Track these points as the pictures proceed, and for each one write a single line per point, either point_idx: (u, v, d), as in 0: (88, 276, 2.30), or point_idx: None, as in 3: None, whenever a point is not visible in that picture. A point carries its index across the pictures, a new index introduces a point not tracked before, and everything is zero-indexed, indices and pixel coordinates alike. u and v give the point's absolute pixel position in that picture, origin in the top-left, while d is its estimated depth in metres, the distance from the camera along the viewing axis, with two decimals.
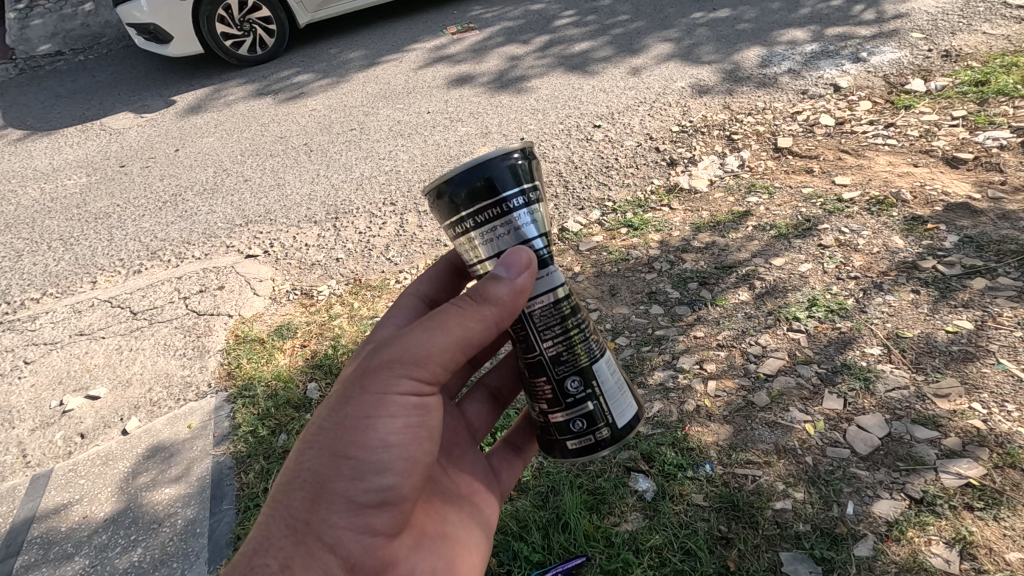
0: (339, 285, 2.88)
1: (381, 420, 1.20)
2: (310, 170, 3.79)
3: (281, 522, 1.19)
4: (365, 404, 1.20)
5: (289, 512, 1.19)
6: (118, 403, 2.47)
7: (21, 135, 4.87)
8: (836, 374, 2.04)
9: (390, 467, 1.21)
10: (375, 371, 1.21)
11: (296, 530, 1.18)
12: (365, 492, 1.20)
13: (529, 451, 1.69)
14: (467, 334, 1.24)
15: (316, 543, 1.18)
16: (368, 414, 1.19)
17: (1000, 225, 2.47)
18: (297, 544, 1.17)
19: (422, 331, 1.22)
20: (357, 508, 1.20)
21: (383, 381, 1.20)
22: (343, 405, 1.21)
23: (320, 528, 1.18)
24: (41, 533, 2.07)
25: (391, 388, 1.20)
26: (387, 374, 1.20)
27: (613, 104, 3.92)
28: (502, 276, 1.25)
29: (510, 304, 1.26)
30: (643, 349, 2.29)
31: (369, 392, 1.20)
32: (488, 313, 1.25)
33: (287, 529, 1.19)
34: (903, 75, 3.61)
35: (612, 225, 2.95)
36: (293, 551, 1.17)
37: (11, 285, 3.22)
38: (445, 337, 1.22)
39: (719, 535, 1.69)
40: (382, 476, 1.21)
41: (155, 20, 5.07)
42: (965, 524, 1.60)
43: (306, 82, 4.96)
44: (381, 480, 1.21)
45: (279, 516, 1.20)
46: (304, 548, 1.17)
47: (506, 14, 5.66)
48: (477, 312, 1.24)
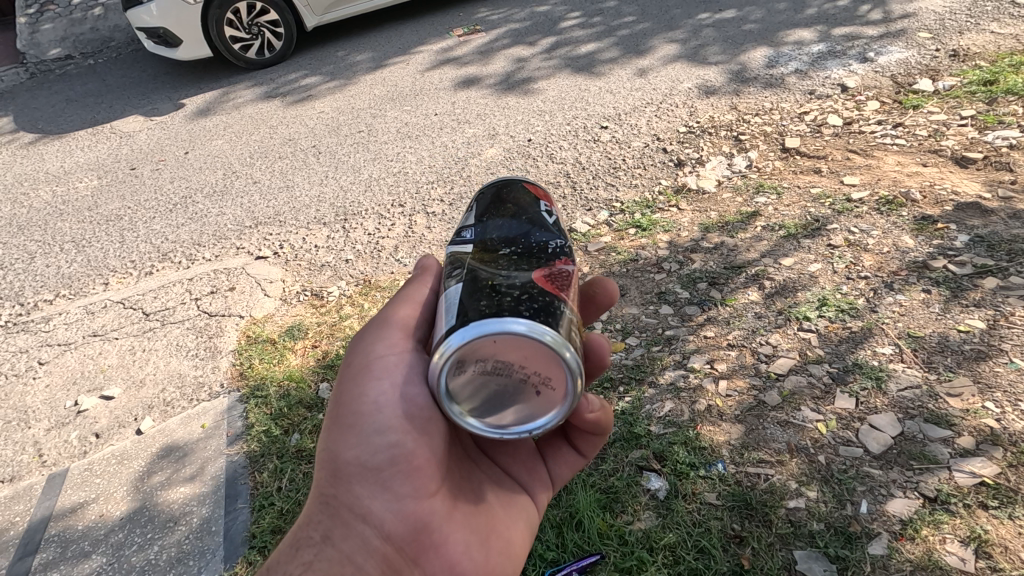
0: (349, 286, 2.90)
1: (371, 384, 1.20)
2: (318, 171, 3.82)
3: (317, 501, 1.23)
4: (355, 375, 1.22)
5: (320, 491, 1.23)
6: (132, 403, 2.50)
7: (33, 138, 4.91)
8: (847, 374, 2.04)
9: (390, 423, 1.16)
10: (357, 350, 1.26)
11: (328, 504, 1.20)
12: (373, 455, 1.17)
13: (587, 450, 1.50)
14: (416, 294, 1.31)
15: (348, 514, 1.18)
16: (359, 382, 1.21)
17: (1010, 224, 2.46)
18: (331, 517, 1.19)
19: (379, 311, 1.30)
20: (372, 472, 1.17)
21: (363, 354, 1.24)
22: (340, 384, 1.25)
23: (346, 497, 1.19)
24: (58, 531, 2.09)
25: (372, 355, 1.22)
26: (364, 347, 1.25)
27: (620, 106, 3.93)
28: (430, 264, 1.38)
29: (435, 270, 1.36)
30: (653, 349, 2.30)
31: (355, 366, 1.23)
32: (421, 282, 1.33)
33: (322, 505, 1.21)
34: (911, 75, 3.60)
35: (620, 225, 2.96)
36: (330, 524, 1.19)
37: (25, 287, 3.25)
38: (392, 305, 1.29)
39: (733, 534, 1.69)
40: (382, 435, 1.17)
41: (165, 24, 5.14)
42: (979, 523, 1.60)
43: (313, 85, 4.99)
44: (383, 440, 1.17)
45: (315, 497, 1.23)
46: (339, 519, 1.19)
47: (511, 16, 5.68)
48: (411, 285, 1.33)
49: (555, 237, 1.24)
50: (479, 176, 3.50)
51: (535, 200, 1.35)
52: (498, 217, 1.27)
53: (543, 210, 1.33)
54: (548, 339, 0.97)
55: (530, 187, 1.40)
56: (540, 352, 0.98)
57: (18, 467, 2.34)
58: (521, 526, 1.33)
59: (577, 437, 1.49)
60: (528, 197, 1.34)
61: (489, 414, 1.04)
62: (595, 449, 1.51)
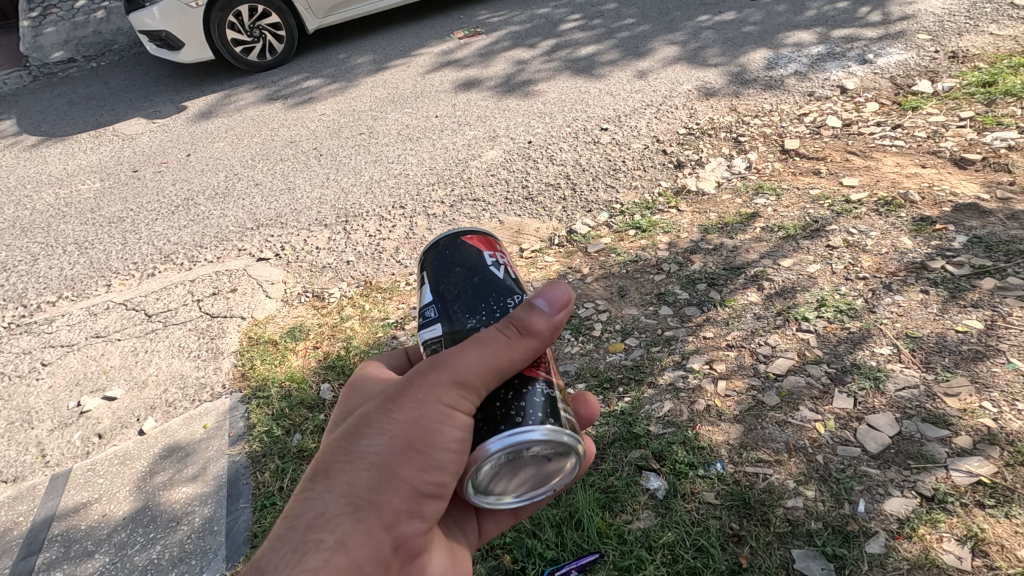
0: (349, 287, 2.92)
1: (448, 426, 1.06)
2: (320, 174, 3.84)
3: (339, 499, 1.03)
4: (436, 407, 1.06)
5: (349, 490, 1.03)
6: (135, 403, 2.51)
7: (36, 141, 4.94)
8: (846, 374, 2.05)
9: (451, 465, 1.06)
10: (444, 379, 1.08)
11: (356, 507, 1.02)
12: (424, 484, 1.05)
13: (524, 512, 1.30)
14: (512, 362, 1.11)
15: (375, 522, 1.03)
16: (439, 418, 1.05)
17: (1008, 224, 2.48)
18: (355, 522, 1.02)
19: (480, 350, 1.10)
20: (414, 499, 1.05)
21: (451, 393, 1.07)
22: (414, 401, 1.07)
23: (380, 510, 1.03)
24: (61, 531, 2.10)
25: (457, 400, 1.07)
26: (456, 388, 1.08)
27: (620, 107, 3.95)
28: (554, 316, 1.16)
29: (551, 338, 1.16)
30: (653, 350, 2.31)
31: (440, 398, 1.06)
32: (522, 338, 1.12)
33: (346, 507, 1.03)
34: (910, 76, 3.62)
35: (620, 226, 2.98)
36: (351, 527, 1.01)
37: (28, 289, 3.27)
38: (497, 359, 1.10)
39: (732, 533, 1.70)
40: (440, 472, 1.05)
41: (167, 27, 5.15)
42: (976, 522, 1.61)
43: (314, 88, 5.01)
44: (438, 477, 1.06)
45: (336, 492, 1.04)
46: (364, 526, 1.02)
47: (512, 18, 5.70)
48: (523, 339, 1.12)
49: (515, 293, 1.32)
50: (480, 178, 3.52)
51: (485, 251, 1.36)
52: (461, 291, 1.28)
53: (489, 259, 1.35)
54: (571, 436, 1.10)
55: (472, 235, 1.39)
56: (565, 450, 1.10)
57: (21, 468, 2.36)
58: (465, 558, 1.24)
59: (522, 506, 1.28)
60: (478, 255, 1.35)
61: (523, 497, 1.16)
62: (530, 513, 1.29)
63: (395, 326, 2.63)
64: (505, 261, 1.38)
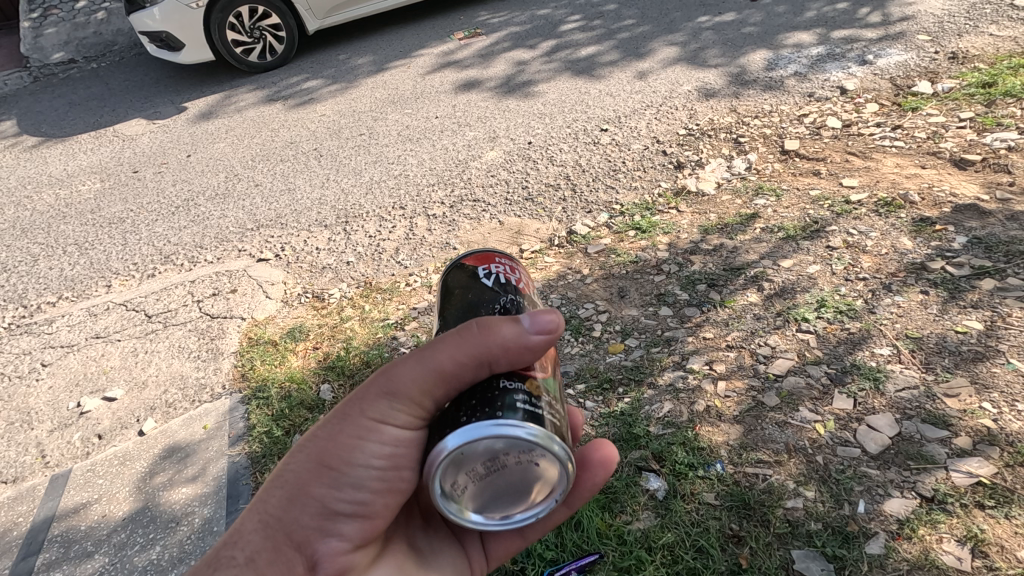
0: (350, 288, 2.92)
1: (367, 442, 1.13)
2: (320, 174, 3.84)
3: (257, 517, 1.15)
4: (358, 422, 1.13)
5: (264, 509, 1.15)
6: (135, 404, 2.51)
7: (36, 142, 4.94)
8: (846, 374, 2.05)
9: (370, 482, 1.15)
10: (372, 393, 1.13)
11: (267, 524, 1.14)
12: (338, 503, 1.14)
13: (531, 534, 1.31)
14: (455, 370, 1.08)
15: (286, 540, 1.13)
16: (356, 435, 1.13)
17: (1008, 225, 2.48)
18: (266, 539, 1.13)
19: (416, 360, 1.10)
20: (328, 518, 1.14)
21: (378, 408, 1.12)
22: (337, 418, 1.16)
23: (290, 528, 1.14)
24: (61, 531, 2.10)
25: (384, 415, 1.12)
26: (383, 402, 1.12)
27: (620, 108, 3.95)
28: (522, 326, 1.11)
29: (514, 350, 1.09)
30: (653, 350, 2.31)
31: (363, 413, 1.13)
32: (468, 344, 1.08)
33: (260, 524, 1.15)
34: (909, 77, 3.62)
35: (620, 227, 2.98)
36: (261, 545, 1.13)
37: (28, 289, 3.27)
38: (434, 368, 1.09)
39: (731, 533, 1.70)
40: (357, 490, 1.15)
41: (167, 28, 5.16)
42: (976, 522, 1.61)
43: (314, 89, 5.01)
44: (355, 495, 1.15)
45: (257, 509, 1.16)
46: (273, 543, 1.13)
47: (512, 19, 5.70)
48: (472, 343, 1.07)
49: (515, 301, 1.28)
50: (480, 179, 3.52)
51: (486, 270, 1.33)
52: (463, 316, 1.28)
53: (481, 273, 1.32)
54: (533, 430, 1.00)
55: (469, 254, 1.38)
56: (526, 449, 1.00)
57: (21, 468, 2.36)
58: None
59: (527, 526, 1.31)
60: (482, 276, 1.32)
61: (496, 517, 1.05)
62: (537, 534, 1.30)
63: (395, 326, 2.64)
64: (503, 268, 1.34)
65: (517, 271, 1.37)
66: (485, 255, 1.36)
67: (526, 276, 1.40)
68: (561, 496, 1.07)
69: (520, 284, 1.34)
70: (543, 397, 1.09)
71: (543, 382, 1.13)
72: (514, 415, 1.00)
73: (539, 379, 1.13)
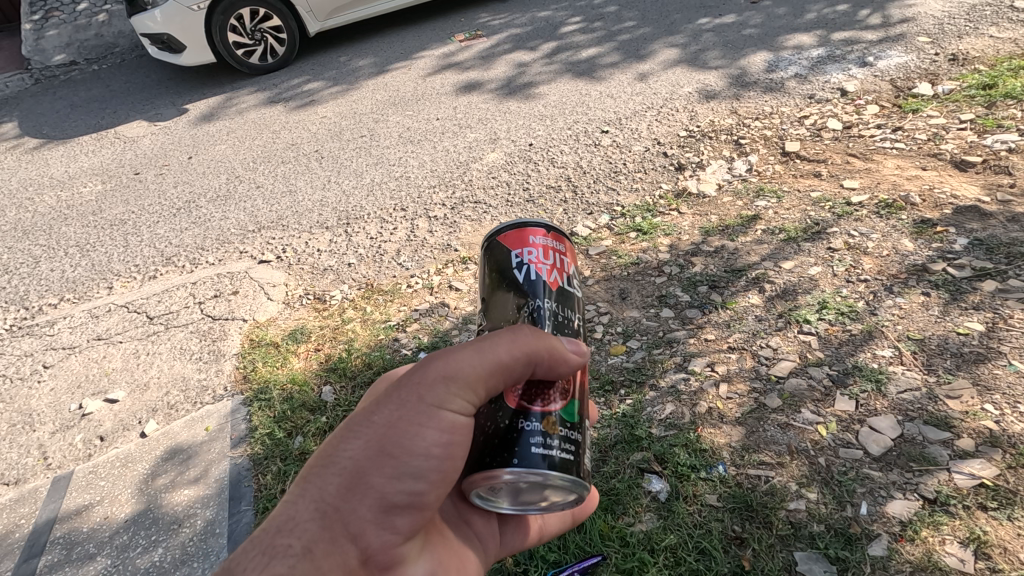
0: (351, 290, 2.92)
1: (429, 429, 1.15)
2: (321, 176, 3.84)
3: (310, 505, 1.12)
4: (418, 408, 1.15)
5: (320, 496, 1.13)
6: (137, 406, 2.51)
7: (37, 143, 4.95)
8: (848, 376, 2.05)
9: (429, 474, 1.15)
10: (433, 379, 1.16)
11: (325, 514, 1.12)
12: (396, 493, 1.14)
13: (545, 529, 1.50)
14: (512, 363, 1.18)
15: (342, 531, 1.12)
16: (418, 420, 1.14)
17: (1009, 227, 2.48)
18: (323, 529, 1.11)
19: (474, 348, 1.17)
20: (385, 508, 1.14)
21: (439, 394, 1.15)
22: (395, 403, 1.16)
23: (347, 518, 1.12)
24: (63, 533, 2.10)
25: (444, 401, 1.15)
26: (443, 388, 1.16)
27: (621, 110, 3.95)
28: (564, 343, 1.25)
29: (555, 359, 1.22)
30: (654, 352, 2.31)
31: (424, 399, 1.15)
32: (521, 341, 1.18)
33: (315, 512, 1.12)
34: (910, 79, 3.62)
35: (621, 229, 2.98)
36: (318, 535, 1.10)
37: (29, 291, 3.27)
38: (495, 358, 1.17)
39: (734, 535, 1.70)
40: (415, 481, 1.15)
41: (168, 30, 5.16)
42: (978, 524, 1.61)
43: (315, 90, 5.02)
44: (412, 486, 1.15)
45: (309, 497, 1.13)
46: (330, 534, 1.11)
47: (513, 21, 5.71)
48: (526, 341, 1.18)
49: (545, 298, 1.34)
50: (481, 181, 3.52)
51: (521, 255, 1.37)
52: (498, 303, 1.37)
53: (514, 262, 1.37)
54: (549, 476, 1.13)
55: (507, 234, 1.41)
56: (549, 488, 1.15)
57: (23, 470, 2.36)
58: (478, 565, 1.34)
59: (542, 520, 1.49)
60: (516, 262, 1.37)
61: (517, 508, 1.19)
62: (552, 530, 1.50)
63: (397, 328, 2.64)
64: (536, 257, 1.37)
65: (552, 254, 1.40)
66: (526, 235, 1.40)
67: (562, 256, 1.43)
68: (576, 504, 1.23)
69: (553, 273, 1.38)
70: (560, 432, 1.18)
71: (561, 414, 1.21)
72: (531, 467, 1.11)
73: (557, 411, 1.21)
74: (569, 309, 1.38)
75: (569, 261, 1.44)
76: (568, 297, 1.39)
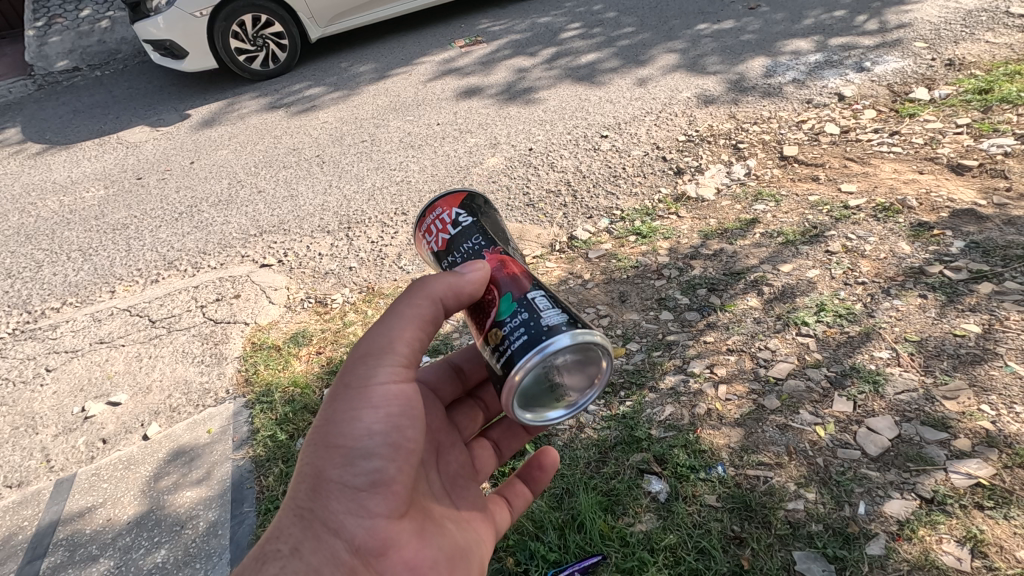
0: (352, 293, 2.94)
1: (365, 408, 1.27)
2: (322, 180, 3.87)
3: (290, 514, 1.27)
4: (348, 393, 1.28)
5: (296, 504, 1.27)
6: (140, 409, 2.53)
7: (40, 149, 4.98)
8: (845, 378, 2.07)
9: (379, 449, 1.27)
10: (354, 364, 1.30)
11: (302, 517, 1.26)
12: (355, 477, 1.25)
13: (517, 505, 1.63)
14: (419, 313, 1.33)
15: (321, 527, 1.25)
16: (352, 405, 1.27)
17: (1005, 230, 2.50)
18: (304, 529, 1.25)
19: (385, 322, 1.33)
20: (352, 494, 1.25)
21: (363, 373, 1.29)
22: (330, 399, 1.30)
23: (321, 513, 1.25)
24: (66, 535, 2.12)
25: (370, 377, 1.29)
26: (366, 365, 1.29)
27: (620, 115, 3.98)
28: (455, 271, 1.37)
29: (457, 287, 1.34)
30: (654, 354, 2.33)
31: (351, 385, 1.28)
32: (416, 293, 1.34)
33: (295, 518, 1.26)
34: (907, 84, 3.65)
35: (621, 233, 3.00)
36: (302, 537, 1.24)
37: (33, 295, 3.29)
38: (401, 321, 1.33)
39: (733, 535, 1.72)
40: (369, 459, 1.26)
41: (171, 36, 5.19)
42: (975, 523, 1.62)
43: (317, 96, 5.05)
44: (369, 465, 1.26)
45: (288, 509, 1.28)
46: (311, 532, 1.24)
47: (514, 27, 5.75)
48: (420, 289, 1.34)
49: (446, 260, 1.49)
50: (481, 185, 3.55)
51: (421, 247, 1.58)
52: None
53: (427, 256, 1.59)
54: (524, 367, 1.22)
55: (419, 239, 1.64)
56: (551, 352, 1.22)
57: (26, 472, 2.37)
58: (476, 535, 1.45)
59: (509, 491, 1.63)
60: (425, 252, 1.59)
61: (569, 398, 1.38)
62: (521, 503, 1.63)
63: None
64: (426, 240, 1.55)
65: (433, 218, 1.53)
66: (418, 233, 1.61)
67: (439, 211, 1.53)
68: (601, 344, 1.28)
69: (439, 237, 1.51)
70: (505, 330, 1.29)
71: (496, 320, 1.32)
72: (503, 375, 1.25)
73: (494, 321, 1.33)
74: (466, 243, 1.47)
75: (445, 208, 1.52)
76: (461, 235, 1.48)
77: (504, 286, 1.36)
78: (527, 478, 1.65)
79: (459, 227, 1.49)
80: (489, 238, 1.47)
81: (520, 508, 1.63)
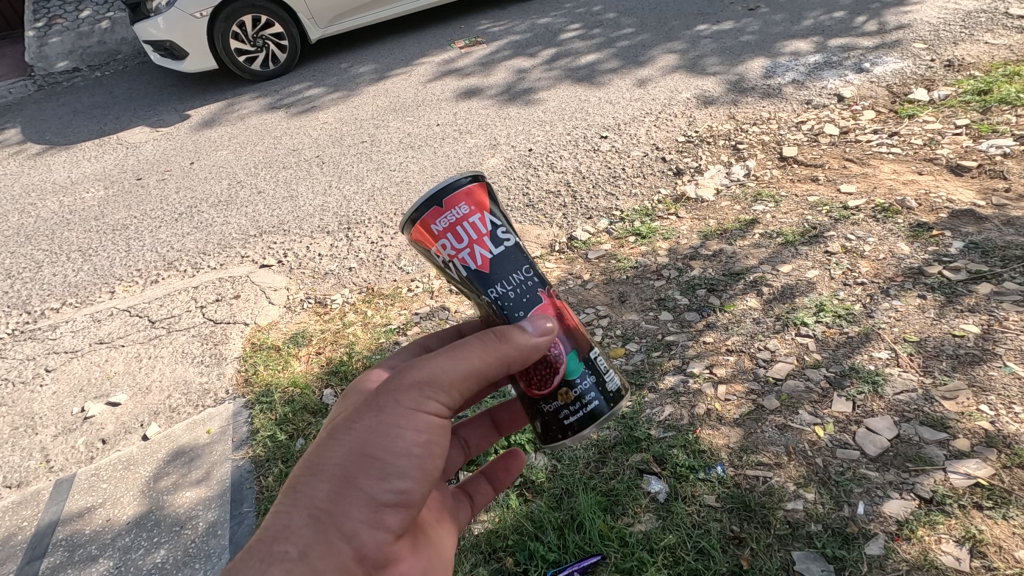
0: (352, 294, 2.94)
1: (408, 431, 1.23)
2: (322, 181, 3.87)
3: (304, 511, 1.18)
4: (396, 411, 1.22)
5: (311, 503, 1.18)
6: (139, 409, 2.53)
7: (40, 149, 4.98)
8: (845, 378, 2.07)
9: (412, 472, 1.24)
10: (408, 384, 1.24)
11: (318, 519, 1.17)
12: (383, 493, 1.21)
13: (479, 501, 1.67)
14: (485, 365, 1.27)
15: (335, 532, 1.17)
16: (397, 423, 1.22)
17: (1004, 231, 2.51)
18: (317, 533, 1.16)
19: (453, 353, 1.26)
20: (375, 507, 1.21)
21: (414, 397, 1.24)
22: (374, 410, 1.23)
23: (339, 520, 1.18)
24: (65, 535, 2.12)
25: (419, 403, 1.24)
26: (419, 392, 1.24)
27: (620, 115, 3.99)
28: (527, 329, 1.31)
29: (529, 354, 1.30)
30: (653, 354, 2.33)
31: (399, 403, 1.22)
32: (490, 346, 1.27)
33: (308, 519, 1.17)
34: (906, 85, 3.66)
35: (620, 233, 3.00)
36: (312, 539, 1.16)
37: (32, 295, 3.30)
38: (466, 362, 1.26)
39: (732, 535, 1.72)
40: (401, 479, 1.23)
41: (171, 37, 5.20)
42: (974, 523, 1.63)
43: (316, 97, 5.06)
44: (399, 485, 1.22)
45: (300, 505, 1.18)
46: (323, 537, 1.16)
47: (513, 28, 5.75)
48: (492, 344, 1.27)
49: (491, 287, 1.34)
50: None
51: (437, 253, 1.35)
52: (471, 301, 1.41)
53: (440, 262, 1.36)
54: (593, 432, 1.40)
55: (416, 231, 1.36)
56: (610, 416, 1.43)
57: (25, 472, 2.37)
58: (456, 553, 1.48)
59: (475, 489, 1.67)
60: (440, 258, 1.36)
61: None
62: (484, 500, 1.68)
63: (397, 331, 2.65)
64: (451, 249, 1.33)
65: (464, 227, 1.33)
66: (425, 229, 1.34)
67: (470, 219, 1.33)
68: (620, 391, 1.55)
69: (476, 253, 1.33)
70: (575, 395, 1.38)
71: (565, 380, 1.38)
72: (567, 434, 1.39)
73: (561, 380, 1.38)
74: (516, 274, 1.36)
75: (479, 217, 1.33)
76: (505, 259, 1.35)
77: (570, 344, 1.38)
78: (493, 477, 1.69)
79: (503, 250, 1.35)
80: (537, 271, 1.40)
81: (482, 504, 1.68)
